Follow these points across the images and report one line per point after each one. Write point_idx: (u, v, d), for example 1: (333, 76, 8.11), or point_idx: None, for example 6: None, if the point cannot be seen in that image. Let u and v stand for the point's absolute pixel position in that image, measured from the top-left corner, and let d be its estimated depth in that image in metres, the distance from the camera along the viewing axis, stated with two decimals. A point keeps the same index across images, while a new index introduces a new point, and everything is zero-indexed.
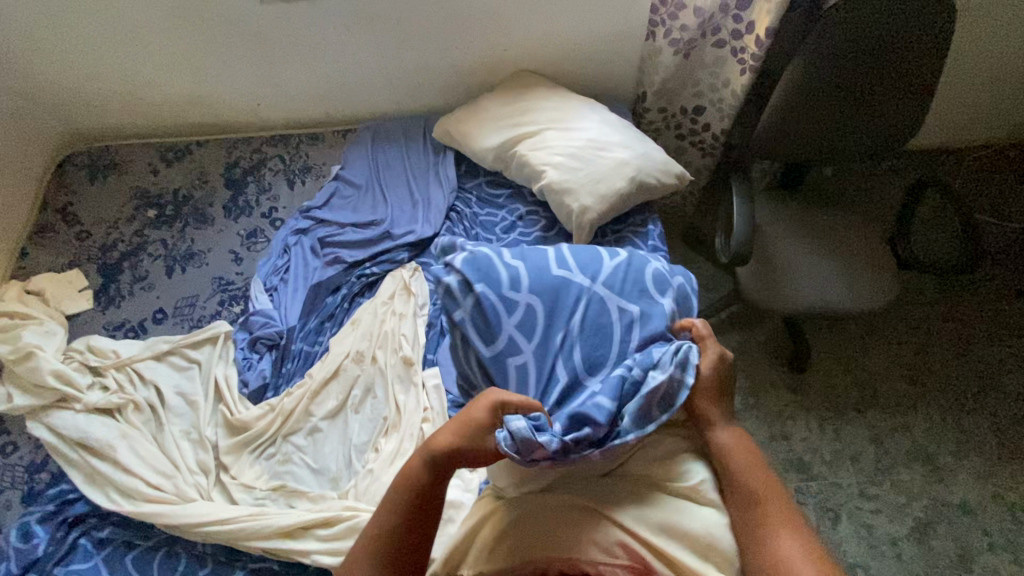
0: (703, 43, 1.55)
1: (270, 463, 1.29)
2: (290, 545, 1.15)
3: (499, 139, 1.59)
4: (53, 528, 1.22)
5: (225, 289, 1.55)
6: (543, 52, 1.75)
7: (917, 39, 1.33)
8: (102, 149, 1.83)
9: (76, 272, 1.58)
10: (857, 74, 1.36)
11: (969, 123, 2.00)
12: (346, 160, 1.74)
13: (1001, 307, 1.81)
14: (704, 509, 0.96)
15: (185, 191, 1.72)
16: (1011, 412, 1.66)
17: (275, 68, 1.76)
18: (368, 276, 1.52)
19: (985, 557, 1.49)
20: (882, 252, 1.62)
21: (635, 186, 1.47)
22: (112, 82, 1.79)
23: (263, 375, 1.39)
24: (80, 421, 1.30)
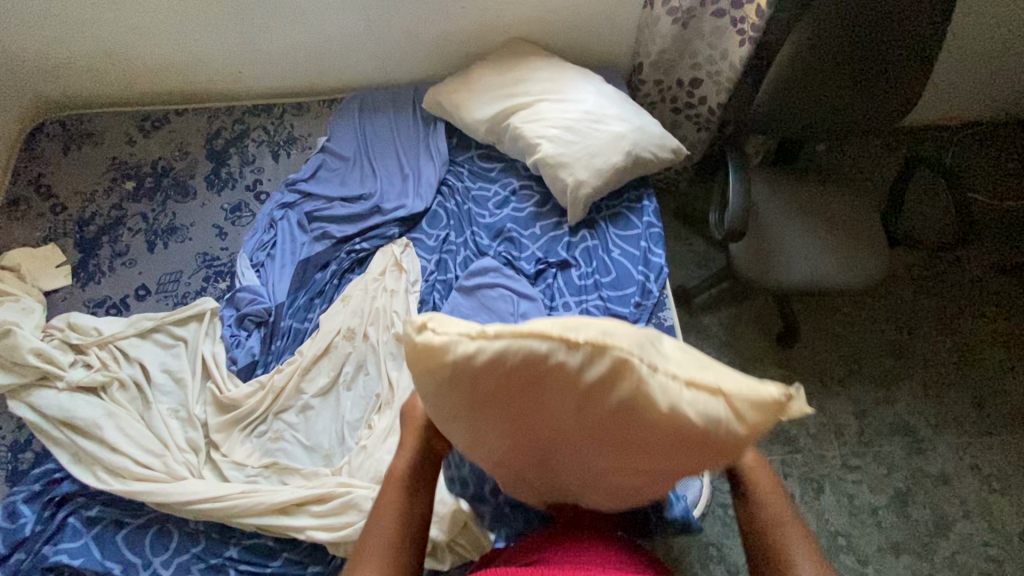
0: (701, 12, 1.50)
1: (261, 441, 1.28)
2: (284, 521, 1.15)
3: (492, 111, 1.54)
4: (40, 508, 1.20)
5: (209, 265, 1.51)
6: (537, 19, 1.69)
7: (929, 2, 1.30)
8: (75, 118, 1.74)
9: (53, 248, 1.52)
10: (867, 37, 1.32)
11: (965, 98, 1.99)
12: (333, 130, 1.68)
13: (986, 284, 1.83)
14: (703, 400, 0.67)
15: (164, 163, 1.66)
16: (990, 384, 1.71)
17: (257, 33, 1.68)
18: (357, 251, 1.48)
19: (960, 525, 1.55)
20: (872, 229, 1.63)
21: (630, 160, 1.44)
22: (83, 47, 1.69)
23: (252, 353, 1.36)
24: (64, 399, 1.27)
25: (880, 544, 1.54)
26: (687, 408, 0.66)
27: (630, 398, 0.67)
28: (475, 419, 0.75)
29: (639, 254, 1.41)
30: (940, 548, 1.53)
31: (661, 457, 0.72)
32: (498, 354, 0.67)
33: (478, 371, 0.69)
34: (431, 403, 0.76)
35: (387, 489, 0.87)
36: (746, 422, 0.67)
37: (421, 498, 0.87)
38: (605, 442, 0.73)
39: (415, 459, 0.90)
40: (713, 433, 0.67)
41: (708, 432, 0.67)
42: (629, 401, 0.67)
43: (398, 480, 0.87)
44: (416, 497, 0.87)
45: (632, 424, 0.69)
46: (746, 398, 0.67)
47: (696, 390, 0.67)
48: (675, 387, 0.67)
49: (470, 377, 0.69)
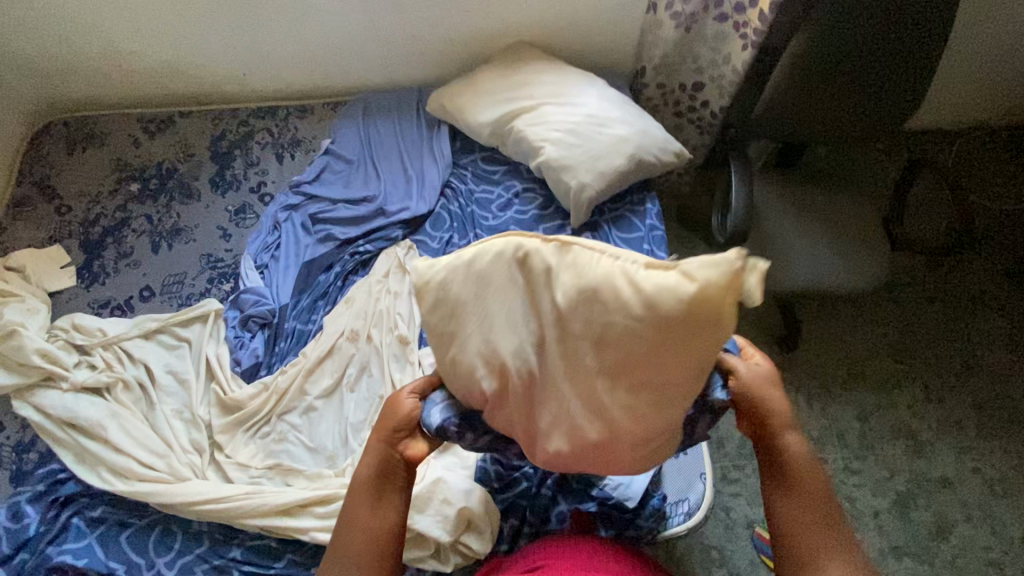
0: (704, 17, 1.51)
1: (265, 442, 1.28)
2: (288, 523, 1.15)
3: (495, 114, 1.55)
4: (44, 508, 1.20)
5: (213, 266, 1.51)
6: (540, 24, 1.70)
7: (930, 7, 1.31)
8: (80, 119, 1.75)
9: (58, 249, 1.52)
10: (869, 41, 1.33)
11: (967, 102, 2.00)
12: (337, 133, 1.69)
13: (988, 287, 1.84)
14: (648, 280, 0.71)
15: (169, 164, 1.66)
16: (991, 387, 1.71)
17: (262, 36, 1.69)
18: (361, 254, 1.49)
19: (961, 528, 1.56)
20: (873, 233, 1.63)
21: (633, 164, 1.44)
22: (89, 49, 1.70)
23: (256, 354, 1.37)
24: (68, 400, 1.28)
25: (882, 547, 1.54)
26: (649, 289, 0.71)
27: (603, 290, 0.73)
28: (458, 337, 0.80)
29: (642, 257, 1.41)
30: (941, 552, 1.53)
31: (649, 353, 0.73)
32: (477, 254, 0.79)
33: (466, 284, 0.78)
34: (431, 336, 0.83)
35: (355, 495, 0.90)
36: (705, 288, 0.68)
37: (388, 506, 0.89)
38: (598, 347, 0.75)
39: (377, 461, 0.89)
40: (673, 306, 0.69)
41: (669, 307, 0.70)
42: (595, 289, 0.73)
43: (359, 489, 0.90)
44: (383, 502, 0.89)
45: (613, 317, 0.73)
46: (704, 267, 0.68)
47: (655, 270, 0.72)
48: (636, 272, 0.72)
49: (460, 284, 0.78)
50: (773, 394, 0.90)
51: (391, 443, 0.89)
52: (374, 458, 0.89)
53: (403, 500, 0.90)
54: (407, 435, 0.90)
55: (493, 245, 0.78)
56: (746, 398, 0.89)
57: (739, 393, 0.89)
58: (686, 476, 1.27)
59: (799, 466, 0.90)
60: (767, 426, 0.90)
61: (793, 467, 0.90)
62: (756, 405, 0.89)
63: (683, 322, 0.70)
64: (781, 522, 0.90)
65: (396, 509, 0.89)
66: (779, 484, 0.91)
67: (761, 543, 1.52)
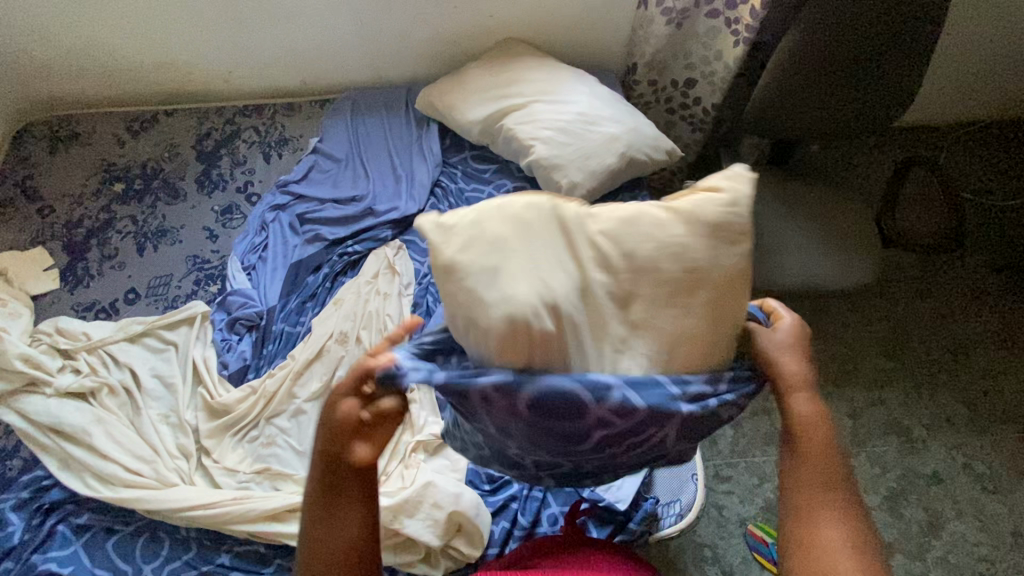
0: (695, 12, 1.50)
1: (253, 446, 1.26)
2: (276, 528, 1.14)
3: (485, 112, 1.53)
4: (29, 516, 1.19)
5: (200, 268, 1.49)
6: (530, 20, 1.69)
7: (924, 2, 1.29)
8: (63, 118, 1.72)
9: (40, 251, 1.50)
10: (863, 39, 1.31)
11: (960, 98, 1.99)
12: (325, 131, 1.67)
13: (980, 284, 1.84)
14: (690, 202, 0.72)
15: (154, 164, 1.64)
16: (982, 384, 1.71)
17: (246, 33, 1.66)
18: (350, 254, 1.47)
19: (952, 524, 1.56)
20: (866, 231, 1.63)
21: (625, 162, 1.43)
22: (70, 47, 1.67)
23: (243, 357, 1.35)
24: (52, 405, 1.25)
25: None
26: (688, 210, 0.71)
27: (642, 223, 0.71)
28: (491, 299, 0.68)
29: None
30: (932, 548, 1.54)
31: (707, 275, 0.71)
32: (508, 210, 0.69)
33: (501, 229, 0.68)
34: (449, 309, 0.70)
35: (307, 518, 0.74)
36: (733, 200, 0.71)
37: (344, 519, 0.73)
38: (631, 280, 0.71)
39: (321, 472, 0.72)
40: (717, 220, 0.70)
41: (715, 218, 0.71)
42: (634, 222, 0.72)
43: (311, 499, 0.73)
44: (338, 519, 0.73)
45: (647, 244, 0.71)
46: (724, 181, 0.72)
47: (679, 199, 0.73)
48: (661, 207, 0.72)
49: (495, 238, 0.68)
50: (800, 364, 0.78)
51: (337, 453, 0.72)
52: (318, 469, 0.73)
53: (366, 506, 0.74)
54: (351, 437, 0.72)
55: (522, 203, 0.70)
56: (761, 348, 0.79)
57: (758, 350, 0.79)
58: (677, 477, 1.27)
59: (826, 448, 0.75)
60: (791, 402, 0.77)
61: (819, 449, 0.75)
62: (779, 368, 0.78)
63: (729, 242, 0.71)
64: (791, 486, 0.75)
65: (358, 519, 0.73)
66: (796, 459, 0.76)
67: (755, 540, 1.54)
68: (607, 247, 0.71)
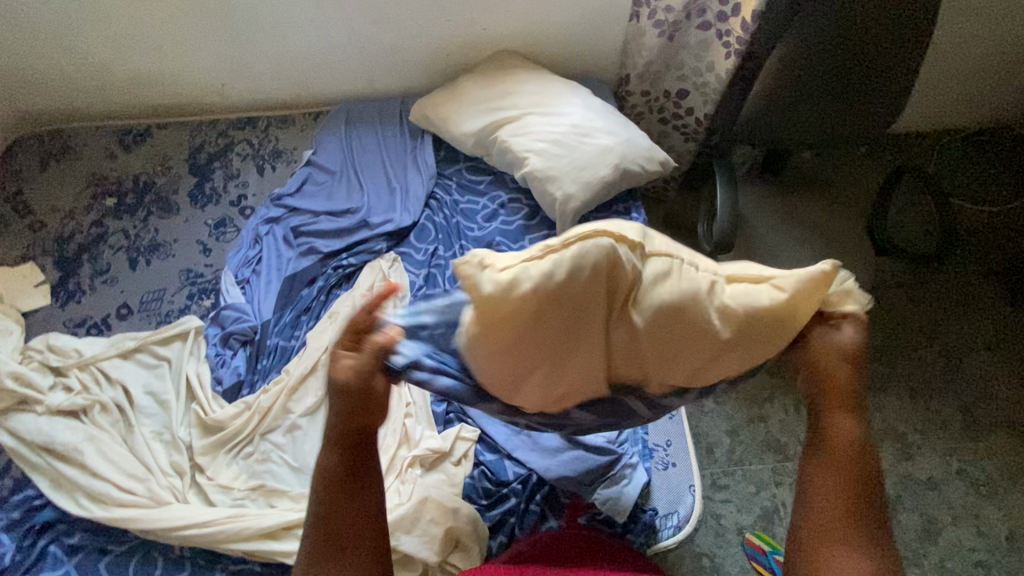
0: (687, 25, 1.51)
1: (248, 462, 1.25)
2: (271, 546, 1.13)
3: (479, 124, 1.53)
4: (20, 536, 1.17)
5: (193, 282, 1.48)
6: (523, 33, 1.70)
7: (911, 12, 1.30)
8: (55, 132, 1.71)
9: (31, 267, 1.48)
10: (852, 51, 1.33)
11: (948, 106, 2.02)
12: (319, 144, 1.66)
13: (972, 290, 1.85)
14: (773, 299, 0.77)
15: (147, 177, 1.63)
16: (975, 390, 1.72)
17: (239, 47, 1.66)
18: (344, 267, 1.46)
19: (949, 530, 1.57)
20: (858, 240, 1.64)
21: (618, 173, 1.43)
22: (61, 61, 1.66)
23: (237, 372, 1.34)
24: (44, 424, 1.24)
25: None
26: (754, 300, 0.76)
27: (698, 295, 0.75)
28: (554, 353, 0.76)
29: None
30: (929, 554, 1.54)
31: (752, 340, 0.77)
32: (571, 273, 0.71)
33: (561, 288, 0.71)
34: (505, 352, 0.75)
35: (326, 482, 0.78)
36: (795, 298, 0.76)
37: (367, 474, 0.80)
38: (672, 343, 0.77)
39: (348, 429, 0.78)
40: (766, 316, 0.76)
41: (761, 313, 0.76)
42: (694, 300, 0.75)
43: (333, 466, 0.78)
44: (362, 493, 0.79)
45: (705, 319, 0.75)
46: (797, 279, 0.77)
47: (743, 283, 0.78)
48: (722, 284, 0.78)
49: (522, 305, 0.71)
50: (845, 370, 0.78)
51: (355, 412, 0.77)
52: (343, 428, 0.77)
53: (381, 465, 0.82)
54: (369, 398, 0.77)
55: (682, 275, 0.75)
56: (815, 360, 0.79)
57: (806, 344, 0.80)
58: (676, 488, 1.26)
59: (858, 457, 0.76)
60: (834, 403, 0.78)
61: (851, 453, 0.76)
62: (825, 367, 0.79)
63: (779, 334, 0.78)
64: (813, 498, 0.77)
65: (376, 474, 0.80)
66: (823, 464, 0.77)
67: (751, 548, 1.51)
68: (655, 314, 0.75)
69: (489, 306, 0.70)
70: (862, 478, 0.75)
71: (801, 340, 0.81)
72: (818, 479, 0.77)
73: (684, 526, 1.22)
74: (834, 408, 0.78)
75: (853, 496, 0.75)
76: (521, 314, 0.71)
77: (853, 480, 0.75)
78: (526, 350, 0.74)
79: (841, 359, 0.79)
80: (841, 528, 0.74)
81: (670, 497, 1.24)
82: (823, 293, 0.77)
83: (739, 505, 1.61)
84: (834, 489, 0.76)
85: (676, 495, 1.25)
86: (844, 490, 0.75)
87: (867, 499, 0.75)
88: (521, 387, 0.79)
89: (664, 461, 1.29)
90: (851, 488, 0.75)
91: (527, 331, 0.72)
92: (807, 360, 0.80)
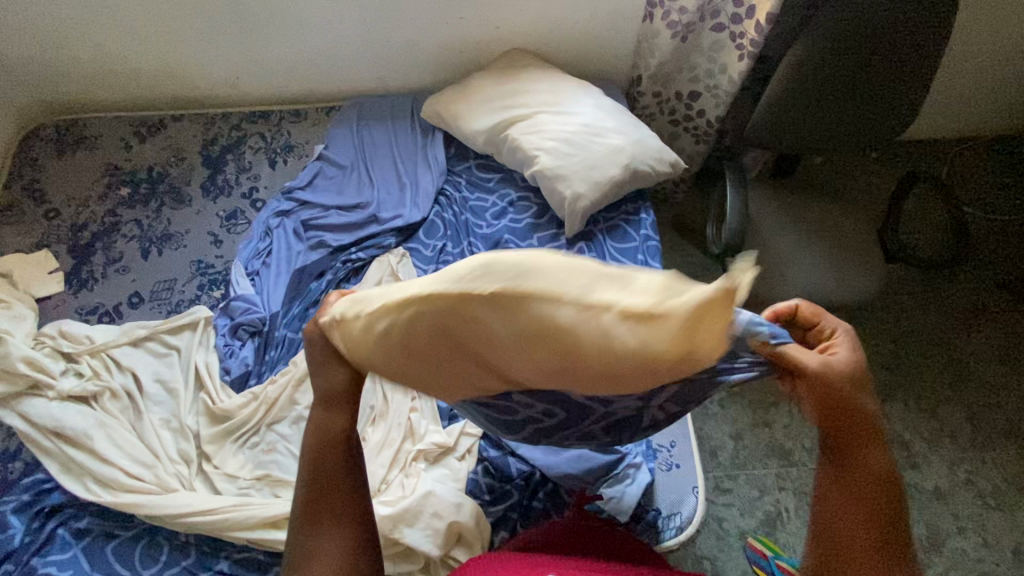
0: (701, 26, 1.51)
1: (254, 452, 1.26)
2: (275, 536, 1.14)
3: (491, 122, 1.54)
4: (29, 519, 1.19)
5: (204, 273, 1.50)
6: (537, 31, 1.70)
7: (929, 19, 1.29)
8: (71, 122, 1.73)
9: (46, 254, 1.50)
10: (866, 57, 1.32)
11: (962, 113, 2.00)
12: (330, 139, 1.68)
13: (982, 298, 1.84)
14: (609, 299, 0.54)
15: (160, 168, 1.65)
16: (984, 400, 1.71)
17: (254, 41, 1.68)
18: (353, 261, 1.47)
19: (953, 540, 1.56)
20: (868, 245, 1.63)
21: (629, 174, 1.43)
22: (80, 52, 1.69)
23: (245, 363, 1.36)
24: (54, 408, 1.26)
25: None
26: (597, 320, 0.54)
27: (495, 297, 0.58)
28: (428, 377, 0.70)
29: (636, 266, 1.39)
30: (933, 563, 1.53)
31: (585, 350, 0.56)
32: (403, 308, 0.63)
33: (407, 340, 0.65)
34: (394, 376, 0.71)
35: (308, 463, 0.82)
36: (645, 325, 0.53)
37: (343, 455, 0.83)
38: (564, 359, 0.58)
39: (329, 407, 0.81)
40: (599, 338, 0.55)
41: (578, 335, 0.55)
42: (560, 326, 0.56)
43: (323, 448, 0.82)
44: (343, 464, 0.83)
45: (568, 342, 0.56)
46: (656, 288, 0.53)
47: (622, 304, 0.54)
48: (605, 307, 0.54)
49: (388, 334, 0.65)
50: (857, 400, 0.75)
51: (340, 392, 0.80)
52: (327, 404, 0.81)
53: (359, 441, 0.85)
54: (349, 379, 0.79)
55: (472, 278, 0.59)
56: (813, 393, 0.74)
57: (804, 375, 0.74)
58: (679, 490, 1.26)
59: (887, 489, 0.76)
60: (843, 438, 0.76)
61: (876, 485, 0.76)
62: (836, 395, 0.74)
63: (625, 348, 0.54)
64: (834, 527, 0.77)
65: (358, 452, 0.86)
66: (842, 492, 0.77)
67: (754, 553, 1.47)
68: (470, 338, 0.62)
69: (361, 341, 0.68)
70: (880, 499, 0.76)
71: (795, 376, 0.75)
72: (834, 505, 0.77)
73: (686, 528, 1.21)
74: (849, 438, 0.76)
75: (873, 517, 0.76)
76: (394, 341, 0.66)
77: (870, 506, 0.76)
78: (412, 371, 0.69)
79: (847, 382, 0.74)
80: (867, 555, 0.75)
81: (673, 501, 1.24)
82: (708, 313, 0.52)
83: (742, 509, 1.60)
84: (853, 514, 0.76)
85: (679, 497, 1.25)
86: (869, 516, 0.76)
87: (884, 517, 0.76)
88: (434, 386, 0.72)
89: (666, 462, 1.28)
90: (873, 509, 0.76)
91: (419, 360, 0.66)
92: (809, 391, 0.74)
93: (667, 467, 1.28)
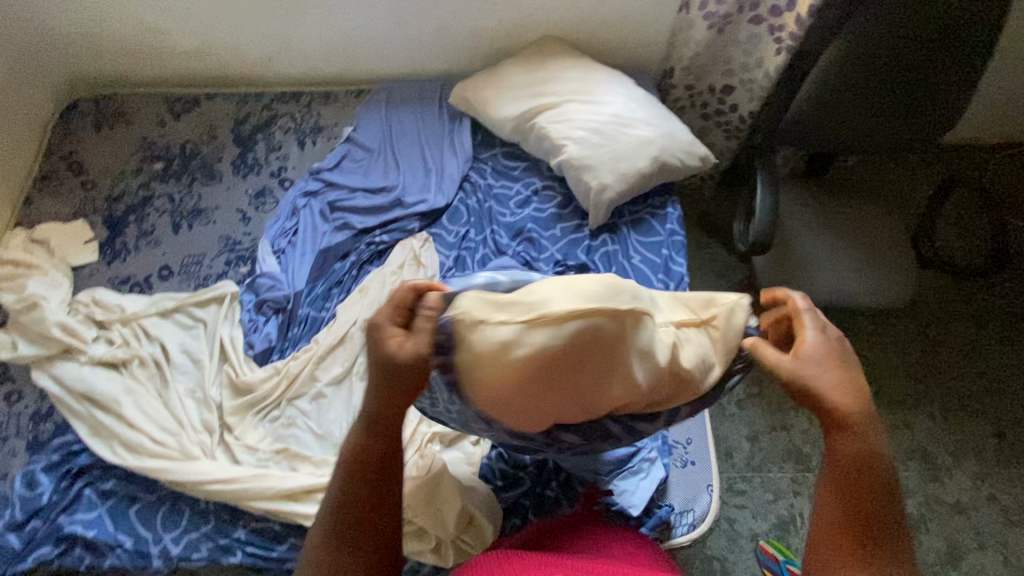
0: (738, 18, 1.47)
1: (274, 426, 1.29)
2: (292, 508, 1.16)
3: (519, 109, 1.53)
4: (58, 478, 1.23)
5: (232, 249, 1.53)
6: (569, 20, 1.68)
7: (978, 18, 1.25)
8: (109, 97, 1.77)
9: (82, 224, 1.55)
10: (908, 55, 1.28)
11: (1007, 118, 1.93)
12: (359, 122, 1.69)
13: (1016, 309, 1.78)
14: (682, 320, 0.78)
15: (193, 145, 1.68)
16: (1012, 415, 1.66)
17: (288, 21, 1.69)
18: (376, 243, 1.48)
19: (973, 555, 1.52)
20: (899, 250, 1.59)
21: (657, 167, 1.42)
22: (119, 28, 1.72)
23: (269, 338, 1.38)
24: (86, 373, 1.30)
25: None
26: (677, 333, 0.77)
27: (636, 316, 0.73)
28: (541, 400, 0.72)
29: (659, 261, 1.38)
30: None
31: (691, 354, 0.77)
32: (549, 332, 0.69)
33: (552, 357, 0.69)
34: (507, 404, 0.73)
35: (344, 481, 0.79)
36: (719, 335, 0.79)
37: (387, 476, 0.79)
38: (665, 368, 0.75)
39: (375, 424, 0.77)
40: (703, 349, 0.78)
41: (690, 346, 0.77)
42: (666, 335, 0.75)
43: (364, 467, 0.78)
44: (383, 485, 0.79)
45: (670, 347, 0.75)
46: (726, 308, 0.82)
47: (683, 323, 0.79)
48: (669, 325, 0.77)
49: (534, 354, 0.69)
50: (833, 384, 0.76)
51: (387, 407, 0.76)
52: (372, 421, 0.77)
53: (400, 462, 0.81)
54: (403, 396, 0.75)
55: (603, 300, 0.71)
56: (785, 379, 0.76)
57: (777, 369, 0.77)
58: (693, 487, 1.25)
59: (869, 473, 0.74)
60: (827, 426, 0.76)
61: (863, 475, 0.74)
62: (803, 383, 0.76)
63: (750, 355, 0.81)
64: (824, 520, 0.75)
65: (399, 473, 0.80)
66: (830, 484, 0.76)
67: (765, 556, 1.44)
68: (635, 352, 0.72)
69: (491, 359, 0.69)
70: (870, 486, 0.74)
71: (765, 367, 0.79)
72: (826, 496, 0.76)
73: (697, 526, 1.21)
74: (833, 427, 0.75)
75: (864, 509, 0.73)
76: (530, 359, 0.69)
77: (862, 497, 0.74)
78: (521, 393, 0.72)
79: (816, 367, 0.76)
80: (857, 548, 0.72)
81: (685, 497, 1.23)
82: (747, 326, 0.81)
83: (754, 512, 1.59)
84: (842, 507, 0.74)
85: (691, 495, 1.24)
86: (856, 505, 0.74)
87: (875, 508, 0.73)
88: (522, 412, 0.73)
89: (681, 458, 1.28)
90: (861, 497, 0.74)
91: (540, 383, 0.70)
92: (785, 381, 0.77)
93: (680, 465, 1.27)
